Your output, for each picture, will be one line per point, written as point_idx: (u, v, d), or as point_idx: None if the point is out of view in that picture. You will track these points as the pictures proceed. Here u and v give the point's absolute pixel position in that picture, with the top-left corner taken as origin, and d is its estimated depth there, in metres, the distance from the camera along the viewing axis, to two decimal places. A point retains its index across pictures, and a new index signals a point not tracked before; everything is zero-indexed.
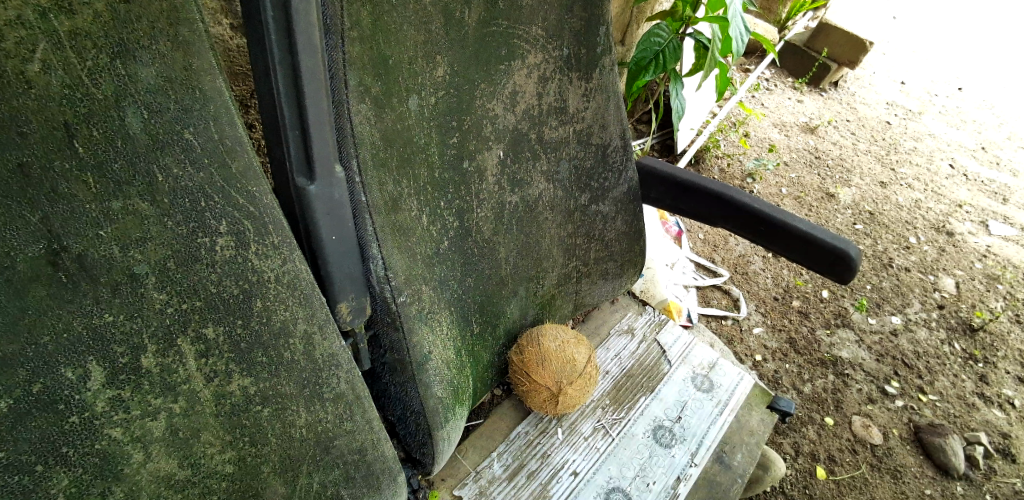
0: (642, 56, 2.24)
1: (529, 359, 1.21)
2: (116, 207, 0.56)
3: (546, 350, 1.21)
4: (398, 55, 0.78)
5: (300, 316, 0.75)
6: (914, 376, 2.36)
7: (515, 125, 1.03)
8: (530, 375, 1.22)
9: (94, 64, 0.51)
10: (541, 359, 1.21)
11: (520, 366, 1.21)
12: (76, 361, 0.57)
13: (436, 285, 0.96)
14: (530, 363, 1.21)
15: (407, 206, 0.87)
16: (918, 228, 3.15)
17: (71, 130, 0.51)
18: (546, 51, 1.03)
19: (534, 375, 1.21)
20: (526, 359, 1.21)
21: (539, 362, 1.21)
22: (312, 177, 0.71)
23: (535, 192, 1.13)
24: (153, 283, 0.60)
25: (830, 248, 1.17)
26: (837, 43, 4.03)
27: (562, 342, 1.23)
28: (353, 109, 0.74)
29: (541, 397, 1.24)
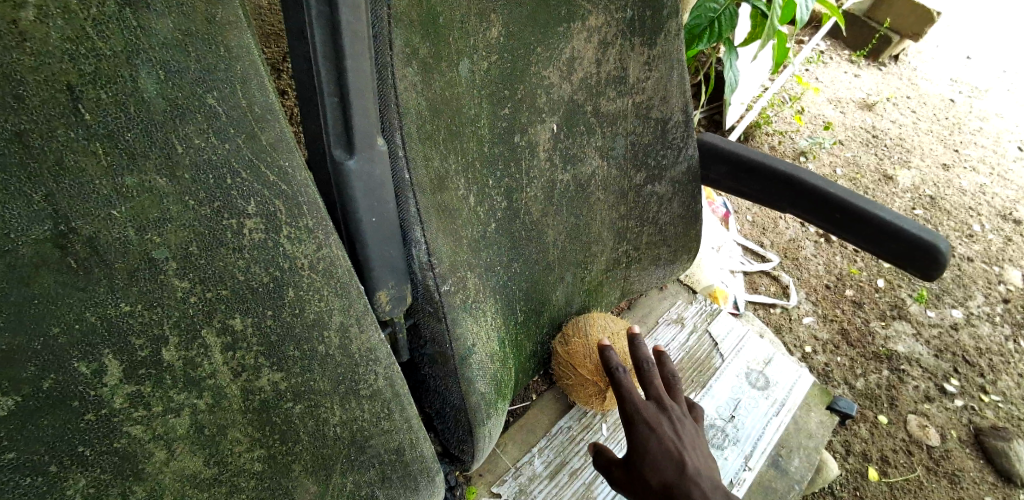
0: (695, 24, 2.08)
1: (574, 351, 1.12)
2: (130, 183, 0.48)
3: (593, 342, 1.12)
4: (448, 12, 0.69)
5: (336, 307, 0.67)
6: (975, 374, 2.22)
7: (571, 95, 0.93)
8: (575, 369, 1.14)
9: (100, 13, 0.43)
10: (586, 352, 1.12)
11: (565, 358, 1.14)
12: (90, 354, 0.50)
13: (482, 271, 0.88)
14: (575, 355, 1.13)
15: (453, 185, 0.78)
16: (983, 215, 2.95)
17: (75, 92, 0.43)
18: (608, 13, 0.92)
19: (580, 369, 1.13)
20: (571, 351, 1.13)
21: (586, 355, 1.12)
22: (352, 151, 0.62)
23: (588, 171, 1.03)
24: (174, 269, 0.53)
25: (915, 242, 1.04)
26: (900, 14, 3.74)
27: (610, 334, 1.14)
28: (398, 74, 0.65)
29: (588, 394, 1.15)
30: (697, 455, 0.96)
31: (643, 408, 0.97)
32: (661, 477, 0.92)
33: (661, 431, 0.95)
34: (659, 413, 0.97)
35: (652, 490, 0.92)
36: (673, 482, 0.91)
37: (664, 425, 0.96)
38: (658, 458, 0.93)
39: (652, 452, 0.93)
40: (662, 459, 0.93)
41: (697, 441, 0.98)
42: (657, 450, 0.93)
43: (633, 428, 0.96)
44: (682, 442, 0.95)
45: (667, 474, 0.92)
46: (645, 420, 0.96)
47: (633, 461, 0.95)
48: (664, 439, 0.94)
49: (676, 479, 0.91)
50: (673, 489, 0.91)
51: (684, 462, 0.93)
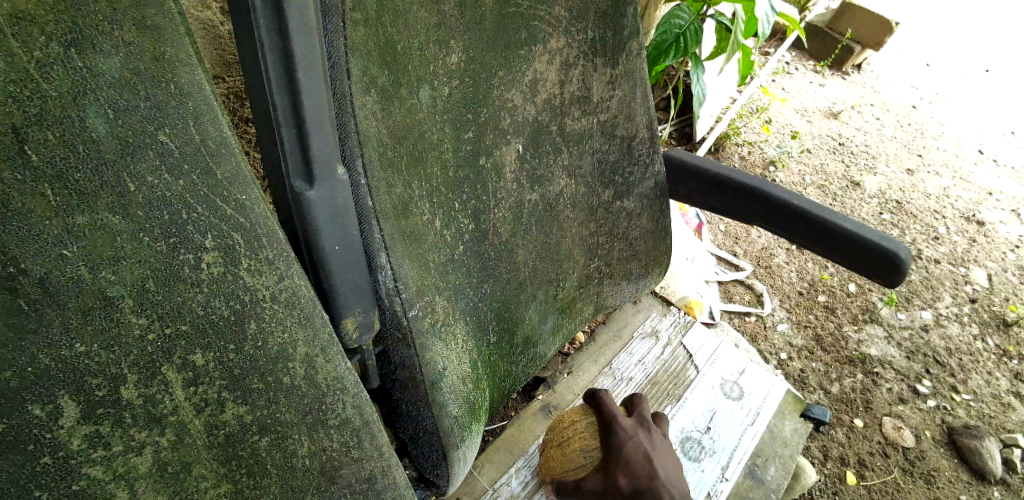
0: (662, 40, 2.12)
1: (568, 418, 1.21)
2: (81, 222, 0.48)
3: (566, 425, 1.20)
4: (406, 39, 0.69)
5: (300, 338, 0.67)
6: (946, 374, 2.27)
7: (535, 117, 0.94)
8: (565, 439, 1.17)
9: (44, 54, 0.42)
10: (581, 423, 1.18)
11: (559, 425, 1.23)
12: (45, 397, 0.49)
13: (451, 294, 0.88)
14: (571, 421, 1.20)
15: (418, 210, 0.78)
16: (947, 218, 3.03)
17: (20, 134, 0.43)
18: (569, 35, 0.94)
19: (570, 437, 1.16)
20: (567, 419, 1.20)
21: (581, 427, 1.17)
22: (311, 181, 0.62)
23: (556, 189, 1.04)
24: (131, 306, 0.52)
25: (877, 250, 1.06)
26: (861, 24, 3.91)
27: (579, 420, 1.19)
28: (357, 103, 0.65)
29: (566, 470, 1.13)
30: (667, 464, 1.10)
31: (627, 424, 1.13)
32: (634, 480, 1.04)
33: (637, 438, 1.11)
34: (636, 427, 1.13)
35: (623, 492, 1.04)
36: (645, 485, 1.04)
37: (643, 437, 1.12)
38: (635, 464, 1.06)
39: (628, 454, 1.08)
40: (635, 461, 1.07)
41: (668, 456, 1.13)
42: (632, 453, 1.08)
43: (615, 437, 1.10)
44: (656, 453, 1.10)
45: (641, 478, 1.05)
46: (627, 434, 1.11)
47: (609, 468, 1.07)
48: (642, 448, 1.09)
49: (647, 483, 1.05)
50: (644, 492, 1.04)
51: (657, 471, 1.06)
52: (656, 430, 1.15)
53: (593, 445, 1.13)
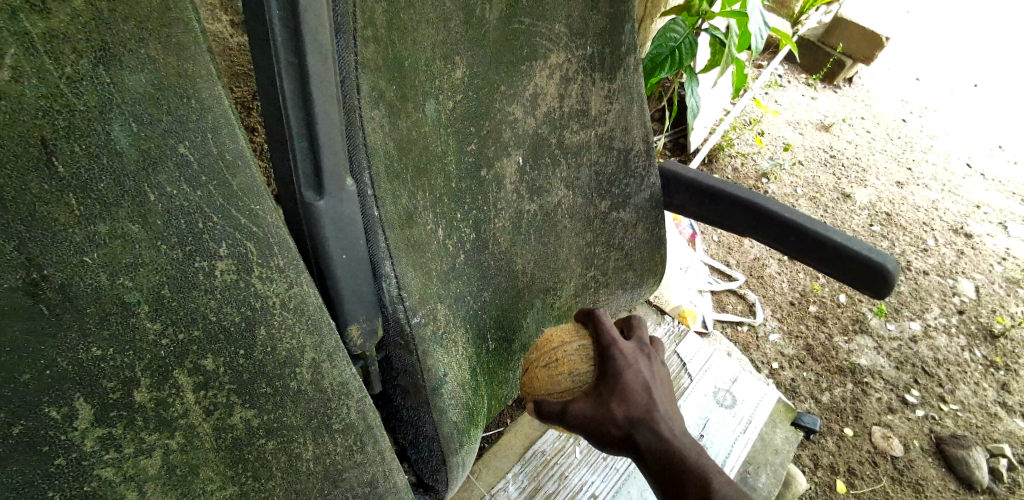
0: (658, 52, 2.14)
1: (552, 334, 1.03)
2: (102, 230, 0.50)
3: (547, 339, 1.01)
4: (414, 56, 0.72)
5: (307, 344, 0.68)
6: (934, 384, 2.30)
7: (536, 130, 0.97)
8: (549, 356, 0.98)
9: (74, 71, 0.44)
10: (569, 340, 1.00)
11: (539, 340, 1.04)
12: (61, 399, 0.50)
13: (452, 302, 0.91)
14: (557, 338, 1.01)
15: (422, 220, 0.80)
16: (936, 230, 3.08)
17: (49, 146, 0.45)
18: (569, 51, 0.97)
19: (557, 355, 0.98)
20: (553, 335, 1.01)
21: (568, 345, 0.99)
22: (321, 192, 0.64)
23: (554, 200, 1.07)
24: (146, 311, 0.54)
25: (865, 262, 1.09)
26: (852, 39, 3.98)
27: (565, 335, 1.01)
28: (366, 116, 0.67)
29: (549, 390, 0.95)
30: (661, 394, 0.99)
31: (628, 349, 0.98)
32: (631, 412, 0.92)
33: (636, 365, 0.97)
34: (635, 352, 0.99)
35: (618, 424, 0.92)
36: (643, 417, 0.93)
37: (642, 365, 0.98)
38: (634, 395, 0.94)
39: (628, 382, 0.94)
40: (635, 390, 0.94)
41: (660, 383, 1.01)
42: (633, 381, 0.95)
43: (613, 362, 0.95)
44: (655, 384, 0.98)
45: (641, 410, 0.93)
46: (627, 360, 0.96)
47: (604, 395, 0.93)
48: (642, 377, 0.96)
49: (646, 417, 0.93)
50: (641, 425, 0.93)
51: (656, 404, 0.95)
52: (654, 357, 1.02)
53: (583, 367, 0.97)
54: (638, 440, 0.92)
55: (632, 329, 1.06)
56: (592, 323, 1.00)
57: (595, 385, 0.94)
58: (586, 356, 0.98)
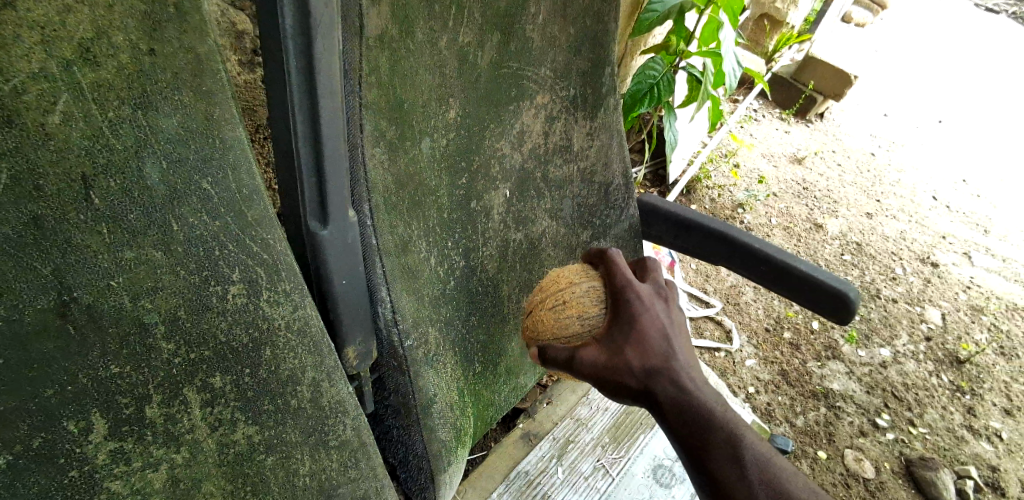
0: (637, 89, 2.25)
1: (563, 276, 1.01)
2: (128, 256, 0.54)
3: (559, 283, 0.99)
4: (412, 99, 0.78)
5: (309, 364, 0.73)
6: (903, 408, 2.39)
7: (522, 164, 1.04)
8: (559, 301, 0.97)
9: (115, 115, 0.50)
10: (580, 283, 0.98)
11: (548, 281, 1.03)
12: (80, 413, 0.54)
13: (442, 326, 0.96)
14: (568, 281, 1.00)
15: (416, 248, 0.86)
16: (904, 259, 3.21)
17: (87, 181, 0.50)
18: (553, 92, 1.05)
19: (568, 300, 0.96)
20: (563, 280, 1.00)
21: (579, 289, 0.97)
22: (326, 222, 0.69)
23: (538, 230, 1.13)
24: (162, 332, 0.59)
25: (830, 290, 1.16)
26: (823, 77, 4.11)
27: (578, 279, 1.00)
28: (367, 154, 0.73)
29: (559, 337, 0.94)
30: (682, 343, 0.95)
31: (643, 292, 0.95)
32: (649, 362, 0.90)
33: (653, 310, 0.94)
34: (652, 297, 0.96)
35: (635, 373, 0.89)
36: (660, 367, 0.90)
37: (659, 310, 0.95)
38: (651, 342, 0.91)
39: (644, 328, 0.91)
40: (651, 336, 0.91)
41: (680, 332, 0.98)
42: (650, 326, 0.92)
43: (628, 308, 0.92)
44: (674, 329, 0.95)
45: (657, 359, 0.91)
46: (644, 305, 0.93)
47: (619, 342, 0.91)
48: (660, 322, 0.93)
49: (663, 367, 0.91)
50: (659, 375, 0.90)
51: (673, 353, 0.92)
52: (671, 304, 0.99)
53: (595, 312, 0.95)
54: (657, 390, 0.90)
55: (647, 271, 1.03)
56: (605, 267, 0.98)
57: (610, 331, 0.92)
58: (599, 300, 0.96)
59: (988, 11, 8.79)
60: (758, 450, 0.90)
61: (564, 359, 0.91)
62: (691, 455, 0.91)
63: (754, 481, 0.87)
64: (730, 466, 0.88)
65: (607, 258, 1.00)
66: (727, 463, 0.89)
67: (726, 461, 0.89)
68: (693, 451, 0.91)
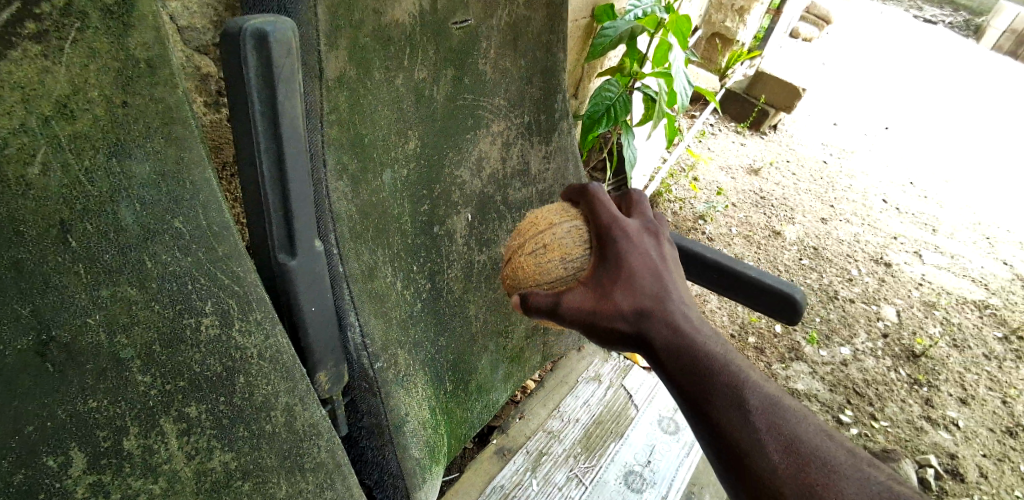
0: (595, 110, 2.32)
1: (543, 217, 0.96)
2: (105, 294, 0.57)
3: (541, 226, 0.95)
4: (372, 134, 0.83)
5: (282, 390, 0.76)
6: (865, 403, 2.49)
7: (482, 189, 1.09)
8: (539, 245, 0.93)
9: (91, 164, 0.54)
10: (562, 225, 0.94)
11: (529, 227, 0.98)
12: (60, 448, 0.56)
13: (411, 348, 1.00)
14: (549, 224, 0.95)
15: (382, 274, 0.90)
16: (859, 261, 3.35)
17: (65, 226, 0.53)
18: (508, 119, 1.10)
19: (549, 242, 0.92)
20: (543, 221, 0.95)
21: (561, 231, 0.93)
22: (293, 253, 0.73)
23: (501, 251, 1.18)
24: (138, 366, 0.61)
25: (778, 294, 1.24)
26: (772, 91, 4.28)
27: (560, 219, 0.95)
28: (331, 187, 0.77)
29: (542, 282, 0.90)
30: (677, 282, 0.89)
31: (630, 227, 0.89)
32: (640, 303, 0.84)
33: (642, 248, 0.87)
34: (641, 234, 0.90)
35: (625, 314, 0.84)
36: (652, 307, 0.84)
37: (649, 246, 0.89)
38: (640, 280, 0.85)
39: (632, 267, 0.85)
40: (641, 275, 0.85)
41: (675, 270, 0.91)
42: (639, 265, 0.86)
43: (614, 245, 0.87)
44: (666, 266, 0.89)
45: (649, 299, 0.84)
46: (632, 242, 0.87)
47: (606, 284, 0.85)
48: (650, 259, 0.87)
49: (656, 308, 0.84)
50: (652, 317, 0.84)
51: (667, 293, 0.86)
52: (664, 241, 0.92)
53: (580, 255, 0.90)
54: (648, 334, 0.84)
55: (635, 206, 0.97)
56: (589, 205, 0.93)
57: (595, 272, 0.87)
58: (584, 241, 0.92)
59: (926, 22, 9.29)
60: (766, 396, 0.80)
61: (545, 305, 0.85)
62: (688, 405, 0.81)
63: (762, 429, 0.77)
64: (735, 416, 0.78)
65: (590, 194, 0.94)
66: (730, 410, 0.78)
67: (728, 409, 0.78)
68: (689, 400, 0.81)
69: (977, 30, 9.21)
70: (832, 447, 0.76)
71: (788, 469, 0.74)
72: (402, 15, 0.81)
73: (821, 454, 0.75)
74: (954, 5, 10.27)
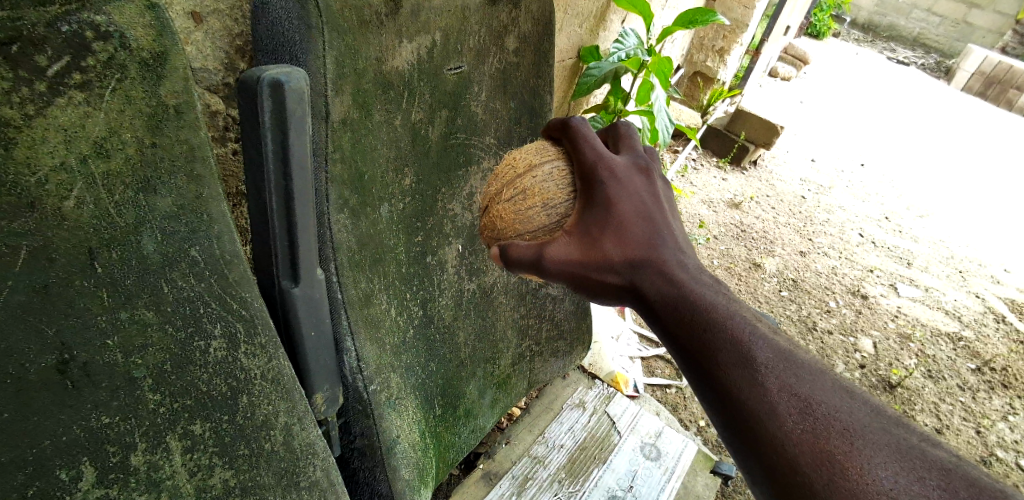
0: None
1: (523, 160, 0.98)
2: (124, 317, 0.62)
3: (523, 171, 0.96)
4: (372, 171, 0.89)
5: (281, 409, 0.80)
6: None
7: (472, 222, 1.17)
8: (524, 192, 0.94)
9: (121, 198, 0.59)
10: (547, 169, 0.95)
11: (507, 168, 1.00)
12: (70, 462, 0.59)
13: (403, 372, 1.04)
14: (530, 165, 0.97)
15: (377, 301, 0.96)
16: (836, 293, 3.45)
17: (93, 253, 0.58)
18: (497, 156, 1.18)
19: (532, 188, 0.93)
20: (525, 164, 0.97)
21: (545, 178, 0.94)
22: (297, 280, 0.78)
23: (489, 280, 1.25)
24: (149, 385, 0.65)
25: None
26: (752, 128, 4.42)
27: (543, 163, 0.96)
28: (333, 219, 0.83)
29: (523, 232, 0.93)
30: (667, 227, 0.89)
31: (618, 168, 0.89)
32: (630, 252, 0.85)
33: (630, 190, 0.87)
34: (629, 175, 0.89)
35: (615, 265, 0.85)
36: (641, 256, 0.85)
37: (638, 188, 0.89)
38: (629, 228, 0.85)
39: (619, 213, 0.86)
40: (629, 221, 0.86)
41: (665, 212, 0.92)
42: (626, 210, 0.86)
43: (601, 189, 0.87)
44: (656, 210, 0.89)
45: (637, 246, 0.85)
46: (620, 186, 0.87)
47: (595, 233, 0.85)
48: (639, 203, 0.87)
49: (645, 256, 0.85)
50: (642, 267, 0.85)
51: (657, 240, 0.87)
52: (652, 181, 0.92)
53: (564, 200, 0.92)
54: (643, 286, 0.85)
55: (622, 143, 0.97)
56: (575, 148, 0.93)
57: (582, 219, 0.87)
58: (569, 185, 0.93)
59: (900, 63, 9.70)
60: (773, 350, 0.78)
61: (529, 258, 0.86)
62: (687, 357, 0.81)
63: (774, 390, 0.74)
64: (743, 377, 0.76)
65: (574, 134, 0.94)
66: (735, 367, 0.77)
67: (735, 366, 0.77)
68: (689, 352, 0.81)
69: (947, 72, 9.63)
70: (854, 408, 0.72)
71: (802, 434, 0.71)
72: (401, 63, 0.88)
73: (840, 413, 0.72)
74: (926, 48, 10.75)
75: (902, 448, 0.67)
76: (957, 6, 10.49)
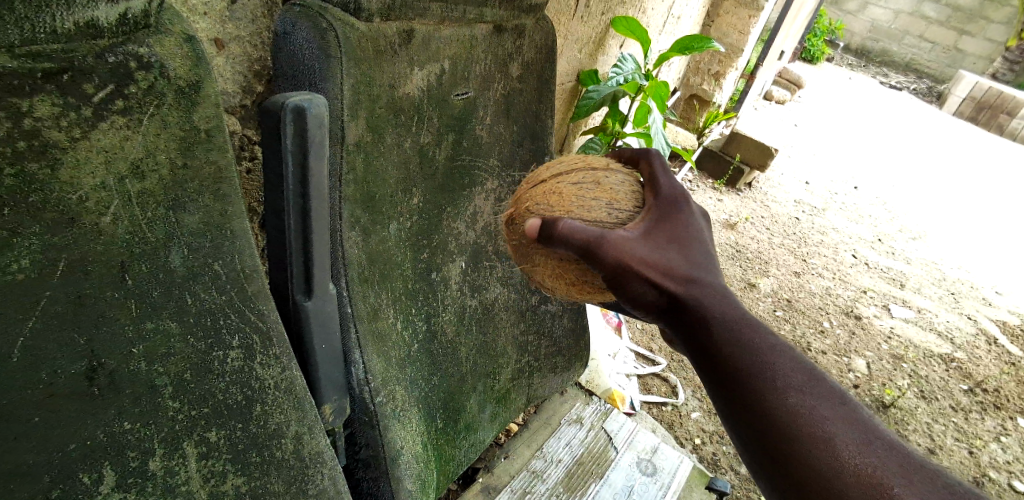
0: None
1: (596, 166, 1.05)
2: (149, 327, 0.65)
3: (592, 175, 1.03)
4: (382, 191, 0.93)
5: (292, 419, 0.82)
6: None
7: (475, 240, 1.21)
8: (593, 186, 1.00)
9: (153, 215, 0.63)
10: (620, 177, 1.02)
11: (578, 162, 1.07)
12: (93, 466, 0.62)
13: (407, 385, 1.07)
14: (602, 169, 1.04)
15: (384, 315, 0.99)
16: (830, 313, 3.49)
17: (124, 266, 0.62)
18: (500, 178, 1.22)
19: (604, 188, 0.99)
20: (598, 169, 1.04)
21: (616, 185, 1.00)
22: (310, 294, 0.82)
23: (490, 296, 1.29)
24: (170, 393, 0.68)
25: None
26: (748, 150, 4.51)
27: (611, 176, 1.03)
28: (345, 237, 0.87)
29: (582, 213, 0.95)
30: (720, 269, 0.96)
31: (693, 201, 0.97)
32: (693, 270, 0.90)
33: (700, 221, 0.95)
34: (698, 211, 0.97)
35: (677, 272, 0.89)
36: (698, 276, 0.90)
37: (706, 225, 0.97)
38: (696, 249, 0.91)
39: (689, 233, 0.92)
40: (696, 242, 0.92)
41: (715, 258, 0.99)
42: (695, 234, 0.93)
43: (679, 208, 0.94)
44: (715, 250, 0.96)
45: (697, 268, 0.91)
46: (694, 215, 0.95)
47: (669, 238, 0.90)
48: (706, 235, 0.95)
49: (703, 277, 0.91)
50: (702, 286, 0.90)
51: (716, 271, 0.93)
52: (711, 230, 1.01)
53: (629, 207, 0.97)
54: (704, 298, 0.89)
55: None
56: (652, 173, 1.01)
57: (656, 221, 0.92)
58: (637, 198, 1.00)
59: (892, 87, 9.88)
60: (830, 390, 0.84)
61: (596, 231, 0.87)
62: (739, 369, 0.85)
63: (830, 418, 0.81)
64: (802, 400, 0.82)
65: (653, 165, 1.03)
66: (795, 390, 0.83)
67: (794, 388, 0.83)
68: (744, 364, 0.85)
69: (939, 97, 9.82)
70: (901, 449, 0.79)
71: (858, 459, 0.76)
72: (412, 90, 0.93)
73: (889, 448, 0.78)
74: (918, 74, 10.96)
75: (952, 495, 0.74)
76: (947, 33, 10.72)
